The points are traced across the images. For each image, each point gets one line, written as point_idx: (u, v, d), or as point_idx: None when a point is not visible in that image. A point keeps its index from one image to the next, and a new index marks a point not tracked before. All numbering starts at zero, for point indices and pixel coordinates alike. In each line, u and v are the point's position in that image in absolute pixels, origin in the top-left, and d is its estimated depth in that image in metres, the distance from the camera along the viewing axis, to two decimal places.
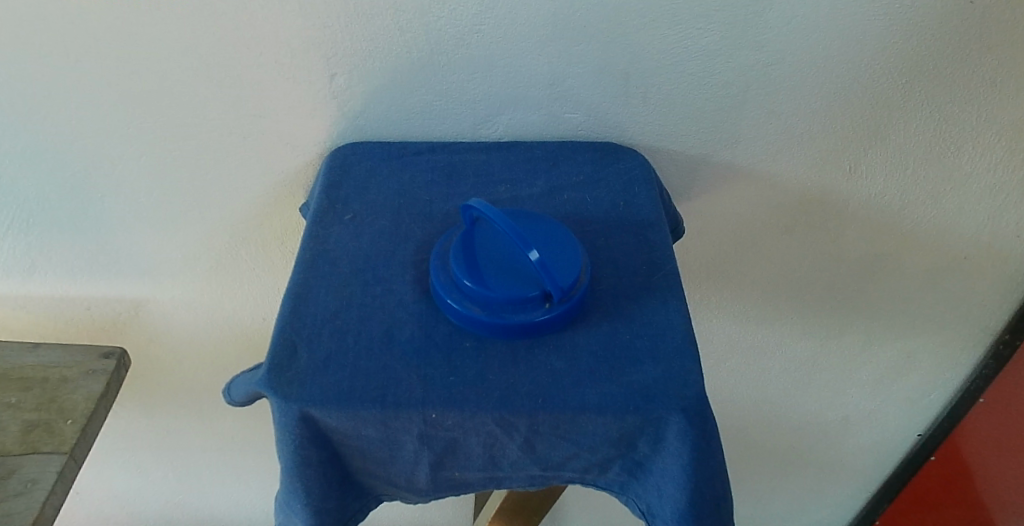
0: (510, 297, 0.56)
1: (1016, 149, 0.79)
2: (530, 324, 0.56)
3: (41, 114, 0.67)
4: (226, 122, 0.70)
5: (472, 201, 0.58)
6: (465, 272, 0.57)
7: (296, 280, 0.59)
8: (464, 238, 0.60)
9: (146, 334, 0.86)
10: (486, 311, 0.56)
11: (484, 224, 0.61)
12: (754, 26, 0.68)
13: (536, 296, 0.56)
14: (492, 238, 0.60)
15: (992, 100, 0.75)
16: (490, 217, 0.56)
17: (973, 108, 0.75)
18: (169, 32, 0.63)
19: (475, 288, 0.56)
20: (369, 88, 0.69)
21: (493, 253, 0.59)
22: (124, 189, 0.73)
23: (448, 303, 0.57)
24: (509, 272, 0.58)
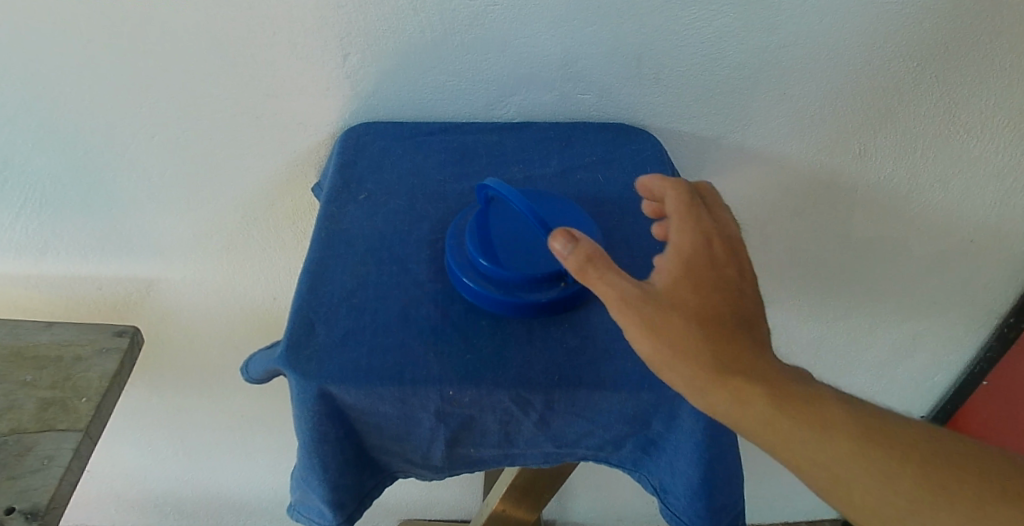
0: (526, 276, 0.56)
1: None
2: (545, 302, 0.56)
3: (55, 93, 0.67)
4: (240, 101, 0.69)
5: (487, 181, 0.59)
6: (479, 251, 0.57)
7: (312, 259, 0.59)
8: (478, 218, 0.60)
9: (158, 313, 0.86)
10: (502, 290, 0.56)
11: (499, 204, 0.61)
12: (767, 8, 0.68)
13: (551, 275, 0.56)
14: (507, 218, 0.60)
15: (1001, 83, 0.75)
16: (506, 194, 0.57)
17: (982, 92, 0.75)
18: (183, 11, 0.63)
19: (491, 267, 0.56)
20: (383, 68, 0.69)
21: (508, 233, 0.59)
22: (136, 168, 0.73)
23: (462, 281, 0.57)
24: (525, 252, 0.58)
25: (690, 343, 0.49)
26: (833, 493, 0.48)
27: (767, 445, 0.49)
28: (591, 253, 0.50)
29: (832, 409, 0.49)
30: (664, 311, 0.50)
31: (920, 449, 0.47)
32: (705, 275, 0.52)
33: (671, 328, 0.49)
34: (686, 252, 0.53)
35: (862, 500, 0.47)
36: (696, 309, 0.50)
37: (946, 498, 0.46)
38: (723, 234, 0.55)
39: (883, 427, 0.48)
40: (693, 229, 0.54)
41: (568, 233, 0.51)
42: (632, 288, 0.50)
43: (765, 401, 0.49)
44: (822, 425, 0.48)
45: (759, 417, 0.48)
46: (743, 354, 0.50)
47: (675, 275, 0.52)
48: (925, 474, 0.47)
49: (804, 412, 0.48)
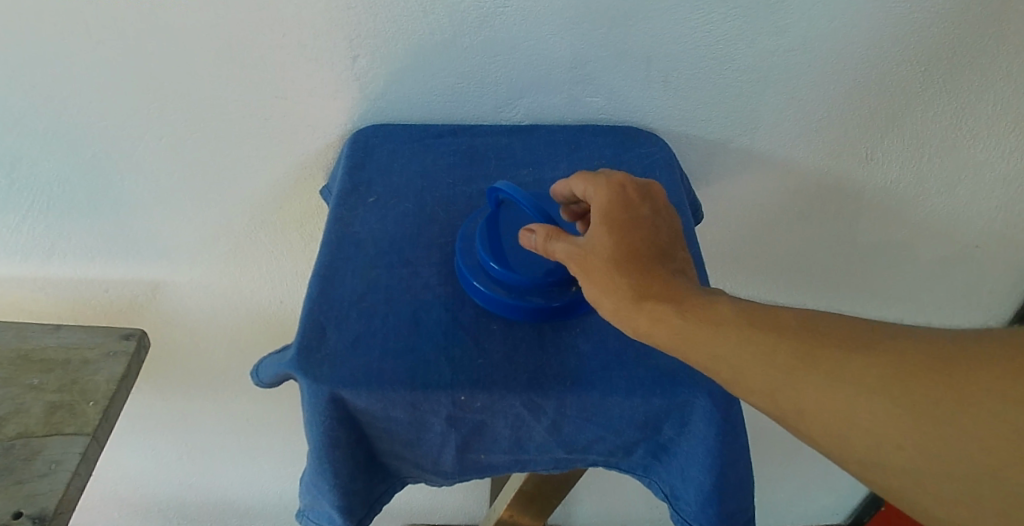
0: (539, 280, 0.56)
1: None
2: (557, 307, 0.56)
3: (63, 95, 0.67)
4: (249, 103, 0.69)
5: (498, 184, 0.58)
6: (490, 254, 0.57)
7: (322, 262, 0.59)
8: (488, 222, 0.60)
9: (164, 317, 0.86)
10: (517, 293, 0.56)
11: (509, 207, 0.61)
12: (777, 11, 0.68)
13: (564, 279, 0.57)
14: (517, 222, 0.60)
15: (1011, 88, 0.74)
16: (516, 198, 0.56)
17: (991, 96, 0.75)
18: (192, 13, 0.63)
19: (503, 271, 0.56)
20: (391, 71, 0.69)
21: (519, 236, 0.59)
22: (144, 170, 0.73)
23: (473, 284, 0.57)
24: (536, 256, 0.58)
25: (610, 279, 0.51)
26: (811, 421, 0.45)
27: (734, 385, 0.47)
28: (551, 230, 0.54)
29: (783, 332, 0.46)
30: (590, 255, 0.52)
31: (883, 346, 0.44)
32: (624, 215, 0.54)
33: (597, 270, 0.52)
34: (602, 199, 0.55)
35: (877, 419, 0.42)
36: (615, 247, 0.52)
37: (922, 392, 0.42)
38: (638, 180, 0.57)
39: (842, 335, 0.45)
40: (609, 179, 0.57)
41: (529, 229, 0.56)
42: (565, 244, 0.53)
43: (710, 333, 0.47)
44: (775, 352, 0.46)
45: (706, 349, 0.47)
46: (665, 283, 0.51)
47: (594, 221, 0.54)
48: (895, 371, 0.43)
49: (755, 340, 0.46)
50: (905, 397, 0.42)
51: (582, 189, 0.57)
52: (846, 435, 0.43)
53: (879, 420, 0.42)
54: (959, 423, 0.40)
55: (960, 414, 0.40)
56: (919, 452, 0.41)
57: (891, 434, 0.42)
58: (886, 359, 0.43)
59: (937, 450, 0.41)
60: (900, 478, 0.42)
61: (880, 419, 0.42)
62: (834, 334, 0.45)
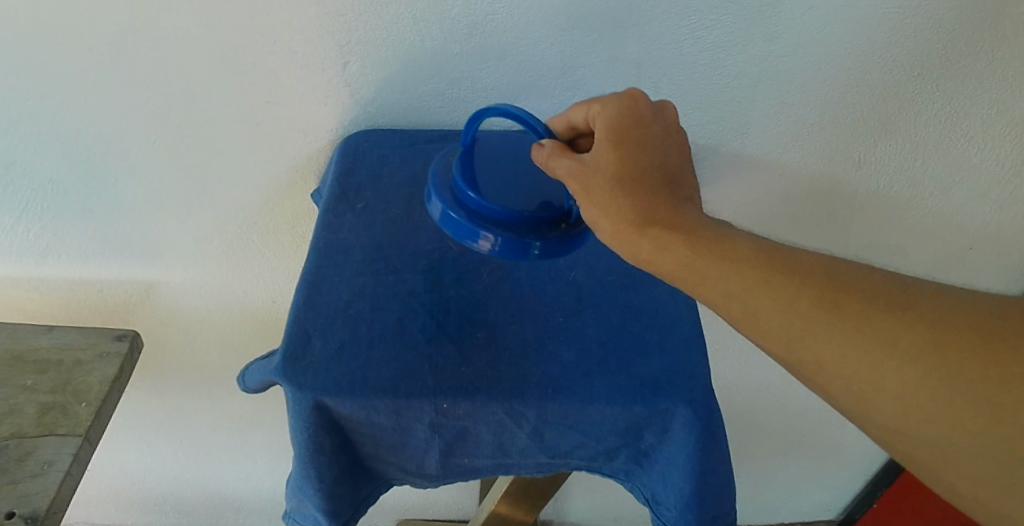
0: (523, 215, 0.56)
1: None
2: (543, 242, 0.56)
3: (57, 98, 0.67)
4: (241, 108, 0.70)
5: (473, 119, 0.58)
6: (470, 184, 0.58)
7: (309, 268, 0.60)
8: (468, 162, 0.60)
9: (158, 316, 0.87)
10: (496, 226, 0.57)
11: (488, 149, 0.61)
12: (767, 18, 0.68)
13: (548, 214, 0.57)
14: (497, 163, 0.60)
15: (1003, 93, 0.75)
16: (513, 116, 0.56)
17: (983, 101, 0.75)
18: (184, 19, 0.63)
19: (486, 206, 0.56)
20: (382, 77, 0.69)
21: (500, 175, 0.59)
22: (137, 172, 0.74)
23: (449, 215, 0.57)
24: (519, 193, 0.58)
25: (614, 201, 0.52)
26: (830, 372, 0.48)
27: (747, 326, 0.50)
28: (555, 147, 0.55)
29: (810, 282, 0.49)
30: (594, 173, 0.53)
31: (921, 313, 0.47)
32: (630, 134, 0.55)
33: (600, 188, 0.53)
34: (611, 113, 0.56)
35: (904, 382, 0.46)
36: (619, 165, 0.53)
37: (943, 361, 0.46)
38: (648, 99, 0.57)
39: (879, 296, 0.48)
40: (619, 99, 0.57)
41: (539, 143, 0.56)
42: (567, 161, 0.54)
43: (729, 273, 0.50)
44: (800, 302, 0.49)
45: (721, 287, 0.50)
46: (670, 211, 0.52)
47: (600, 137, 0.55)
48: (929, 340, 0.46)
49: (774, 287, 0.49)
50: (938, 369, 0.46)
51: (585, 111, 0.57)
52: (870, 393, 0.47)
53: (904, 384, 0.46)
54: (979, 400, 0.45)
55: (987, 391, 0.45)
56: (924, 414, 0.46)
57: (913, 400, 0.46)
58: (922, 327, 0.47)
59: (961, 423, 0.45)
60: (900, 431, 0.47)
61: (907, 382, 0.46)
62: (858, 289, 0.49)
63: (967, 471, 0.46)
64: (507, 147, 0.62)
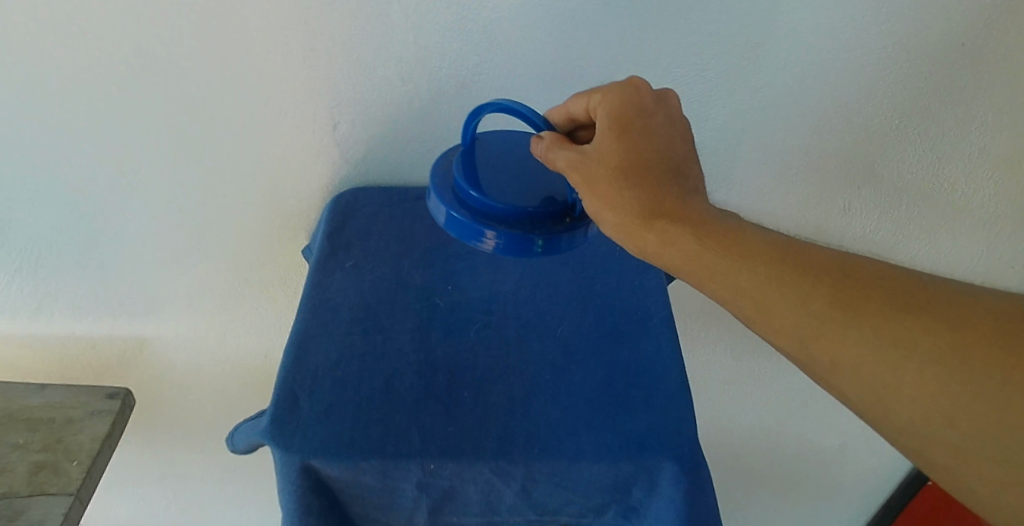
0: (526, 209, 0.58)
1: (1008, 184, 0.80)
2: (548, 236, 0.58)
3: (52, 160, 0.69)
4: (233, 167, 0.71)
5: (469, 117, 0.60)
6: (470, 184, 0.59)
7: (298, 329, 0.61)
8: (465, 161, 0.61)
9: (150, 372, 0.87)
10: (498, 224, 0.58)
11: (484, 150, 0.63)
12: (747, 72, 0.70)
13: (550, 209, 0.58)
14: (493, 162, 0.62)
15: (984, 137, 0.76)
16: (514, 112, 0.56)
17: (966, 145, 0.77)
18: (177, 83, 0.65)
19: (488, 203, 0.58)
20: (371, 136, 0.71)
21: (499, 173, 0.61)
22: (131, 230, 0.75)
23: (451, 216, 0.58)
24: (519, 190, 0.59)
25: (619, 194, 0.53)
26: (846, 373, 0.49)
27: (760, 322, 0.51)
28: (555, 140, 0.55)
29: (825, 281, 0.50)
30: (595, 164, 0.53)
31: (939, 315, 0.47)
32: (631, 122, 0.55)
33: (601, 179, 0.53)
34: (612, 103, 0.56)
35: (922, 384, 0.47)
36: (621, 155, 0.53)
37: (958, 362, 0.46)
38: (650, 88, 0.57)
39: (895, 296, 0.49)
40: (620, 88, 0.57)
41: (538, 136, 0.57)
42: (567, 152, 0.54)
43: (740, 269, 0.51)
44: (814, 301, 0.49)
45: (734, 284, 0.51)
46: (677, 204, 0.53)
47: (602, 126, 0.55)
48: (949, 341, 0.46)
49: (787, 284, 0.50)
50: (958, 371, 0.46)
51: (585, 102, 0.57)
52: (888, 395, 0.48)
53: (922, 385, 0.47)
54: (1001, 403, 0.45)
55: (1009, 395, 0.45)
56: (938, 416, 0.46)
57: (932, 402, 0.46)
58: (940, 328, 0.47)
59: (981, 426, 0.45)
60: (911, 431, 0.47)
61: (925, 384, 0.46)
62: (874, 287, 0.49)
63: (976, 473, 0.46)
64: (503, 146, 0.63)
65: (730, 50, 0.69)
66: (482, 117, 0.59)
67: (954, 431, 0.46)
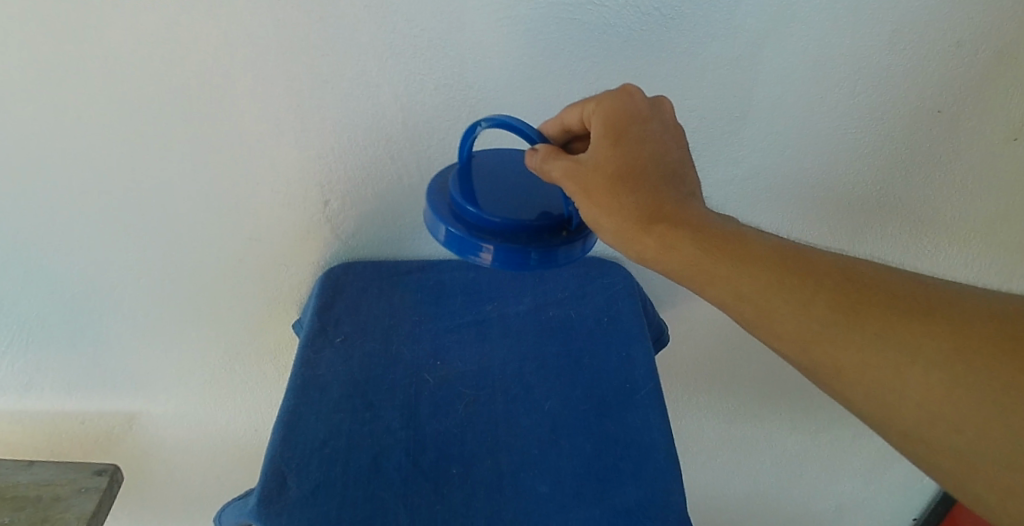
0: (524, 224, 0.58)
1: (990, 242, 0.83)
2: (547, 250, 0.58)
3: (45, 241, 0.69)
4: (225, 244, 0.72)
5: (464, 137, 0.60)
6: (466, 200, 0.59)
7: (287, 407, 0.61)
8: (461, 179, 0.61)
9: (139, 447, 0.87)
10: (495, 238, 0.58)
11: (479, 168, 0.63)
12: (730, 143, 0.73)
13: (548, 223, 0.59)
14: (489, 178, 0.62)
15: (963, 200, 0.79)
16: (509, 126, 0.57)
17: (946, 208, 0.80)
18: (171, 165, 0.66)
19: (486, 221, 0.58)
20: (361, 212, 0.72)
21: (496, 190, 0.61)
22: (122, 308, 0.75)
23: (449, 232, 0.59)
24: (517, 205, 0.60)
25: (617, 202, 0.53)
26: (850, 379, 0.48)
27: (761, 327, 0.51)
28: (549, 151, 0.56)
29: (827, 285, 0.49)
30: (590, 172, 0.54)
31: (944, 319, 0.47)
32: (626, 128, 0.55)
33: (598, 186, 0.53)
34: (605, 111, 0.56)
35: (927, 389, 0.46)
36: (617, 163, 0.54)
37: (963, 368, 0.45)
38: (644, 94, 0.57)
39: (899, 301, 0.48)
40: (613, 95, 0.57)
41: (533, 149, 0.57)
42: (563, 162, 0.55)
43: (740, 274, 0.51)
44: (816, 305, 0.49)
45: (734, 289, 0.51)
46: (675, 210, 0.53)
47: (596, 134, 0.55)
48: (953, 346, 0.46)
49: (789, 288, 0.50)
50: (963, 376, 0.45)
51: (578, 111, 0.57)
52: (892, 400, 0.47)
53: (926, 390, 0.46)
54: (1008, 410, 0.44)
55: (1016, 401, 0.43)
56: (944, 423, 0.45)
57: (937, 408, 0.45)
58: (944, 332, 0.46)
59: (989, 433, 0.44)
60: (917, 438, 0.47)
61: (930, 389, 0.46)
62: (878, 292, 0.49)
63: (985, 484, 0.45)
64: (497, 162, 0.64)
65: (714, 124, 0.72)
66: (476, 134, 0.59)
67: (961, 439, 0.45)
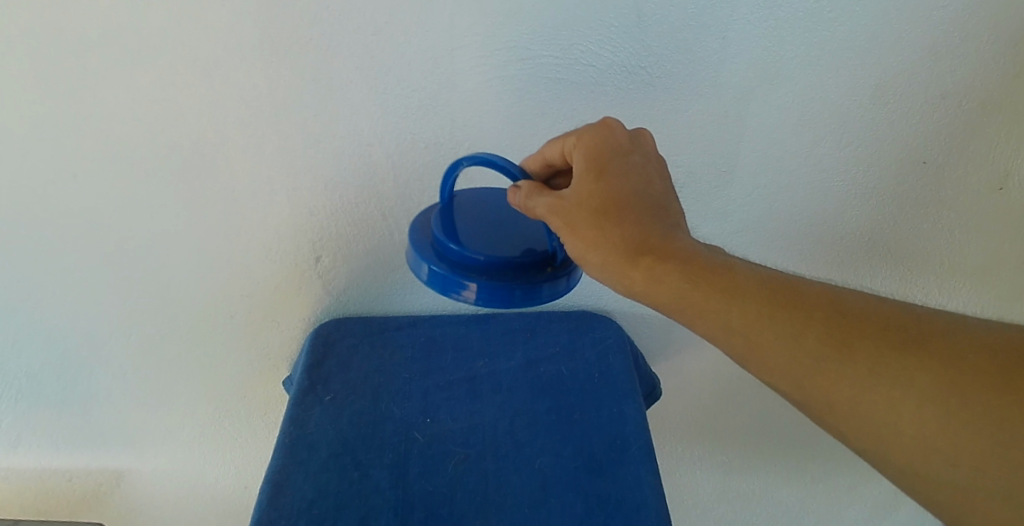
0: (508, 260, 0.59)
1: (982, 291, 0.83)
2: (532, 286, 0.59)
3: (37, 299, 0.70)
4: (216, 301, 0.72)
5: (446, 175, 0.61)
6: (449, 238, 0.60)
7: (274, 466, 0.61)
8: (443, 217, 0.61)
9: (127, 504, 0.86)
10: (479, 276, 0.59)
11: (460, 206, 0.64)
12: (719, 197, 0.74)
13: (532, 259, 0.59)
14: (471, 215, 0.63)
15: (951, 248, 0.79)
16: (492, 165, 0.58)
17: (936, 255, 0.80)
18: (164, 223, 0.67)
19: (471, 257, 0.59)
20: (353, 268, 0.73)
21: (478, 227, 0.61)
22: (112, 364, 0.75)
23: (432, 271, 0.59)
24: (500, 242, 0.60)
25: (604, 237, 0.53)
26: (843, 412, 0.48)
27: (753, 361, 0.50)
28: (532, 187, 0.56)
29: (817, 318, 0.49)
30: (574, 208, 0.54)
31: (935, 351, 0.47)
32: (608, 162, 0.55)
33: (583, 222, 0.53)
34: (586, 144, 0.56)
35: (920, 422, 0.46)
36: (601, 196, 0.53)
37: (956, 402, 0.45)
38: (624, 127, 0.57)
39: (889, 333, 0.48)
40: (593, 129, 0.56)
41: (515, 186, 0.57)
42: (547, 198, 0.55)
43: (730, 307, 0.50)
44: (807, 337, 0.49)
45: (724, 322, 0.51)
46: (662, 243, 0.52)
47: (579, 168, 0.55)
48: (945, 380, 0.46)
49: (779, 321, 0.50)
50: (957, 409, 0.45)
51: (560, 146, 0.57)
52: (886, 432, 0.47)
53: (920, 424, 0.46)
54: (1002, 442, 0.44)
55: (1009, 433, 0.44)
56: (938, 455, 0.46)
57: (931, 440, 0.46)
58: (936, 366, 0.46)
59: (983, 465, 0.44)
60: (911, 470, 0.47)
61: (923, 422, 0.46)
62: (868, 324, 0.49)
63: (982, 516, 0.45)
64: (478, 199, 0.65)
65: (704, 177, 0.73)
66: (458, 172, 0.60)
67: (956, 471, 0.45)
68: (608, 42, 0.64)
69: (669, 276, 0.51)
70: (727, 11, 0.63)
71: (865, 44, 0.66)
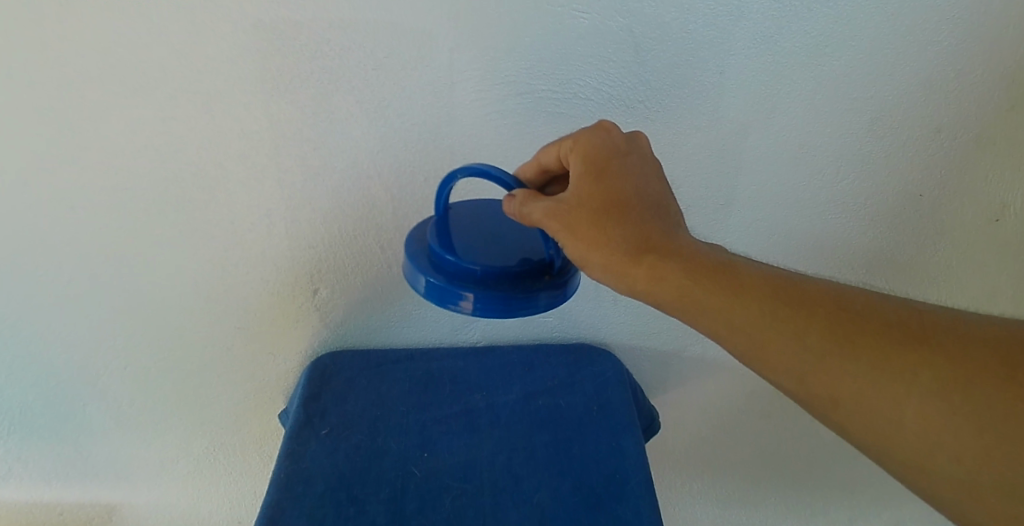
0: (505, 270, 0.58)
1: None
2: (530, 295, 0.58)
3: (31, 330, 0.69)
4: (212, 332, 0.72)
5: (440, 186, 0.60)
6: (445, 249, 0.59)
7: (268, 500, 0.60)
8: (438, 229, 0.61)
9: None
10: (477, 287, 0.58)
11: (455, 216, 0.63)
12: (717, 229, 0.74)
13: (529, 269, 0.59)
14: (466, 226, 0.62)
15: (950, 280, 0.79)
16: (486, 176, 0.57)
17: (934, 288, 0.80)
18: (161, 255, 0.67)
19: (467, 268, 0.58)
20: (350, 301, 0.73)
21: (473, 238, 0.61)
22: (106, 397, 0.74)
23: (430, 283, 0.58)
24: (495, 252, 0.60)
25: (603, 237, 0.52)
26: (846, 409, 0.48)
27: (755, 359, 0.50)
28: (527, 195, 0.55)
29: (819, 314, 0.49)
30: (572, 209, 0.54)
31: (938, 347, 0.46)
32: (606, 164, 0.55)
33: (581, 223, 0.53)
34: (583, 147, 0.56)
35: (923, 416, 0.45)
36: (600, 198, 0.53)
37: (960, 396, 0.45)
38: (620, 129, 0.57)
39: (893, 329, 0.47)
40: (589, 133, 0.57)
41: (510, 195, 0.56)
42: (543, 204, 0.54)
43: (733, 305, 0.50)
44: (809, 334, 0.48)
45: (727, 320, 0.50)
46: (663, 241, 0.52)
47: (576, 171, 0.55)
48: (949, 375, 0.45)
49: (782, 318, 0.49)
50: (961, 403, 0.45)
51: (555, 150, 0.58)
52: (889, 428, 0.46)
53: (923, 419, 0.45)
54: (1006, 435, 0.43)
55: (1014, 427, 0.43)
56: (942, 449, 0.45)
57: (936, 435, 0.45)
58: (939, 361, 0.46)
59: (988, 460, 0.44)
60: (915, 465, 0.46)
61: (927, 418, 0.45)
62: (871, 320, 0.48)
63: (987, 511, 0.44)
64: (473, 211, 0.64)
65: (702, 209, 0.73)
66: (452, 184, 0.59)
67: (960, 465, 0.45)
68: (606, 76, 0.64)
69: (670, 274, 0.51)
70: (724, 45, 0.64)
71: (860, 80, 0.66)
